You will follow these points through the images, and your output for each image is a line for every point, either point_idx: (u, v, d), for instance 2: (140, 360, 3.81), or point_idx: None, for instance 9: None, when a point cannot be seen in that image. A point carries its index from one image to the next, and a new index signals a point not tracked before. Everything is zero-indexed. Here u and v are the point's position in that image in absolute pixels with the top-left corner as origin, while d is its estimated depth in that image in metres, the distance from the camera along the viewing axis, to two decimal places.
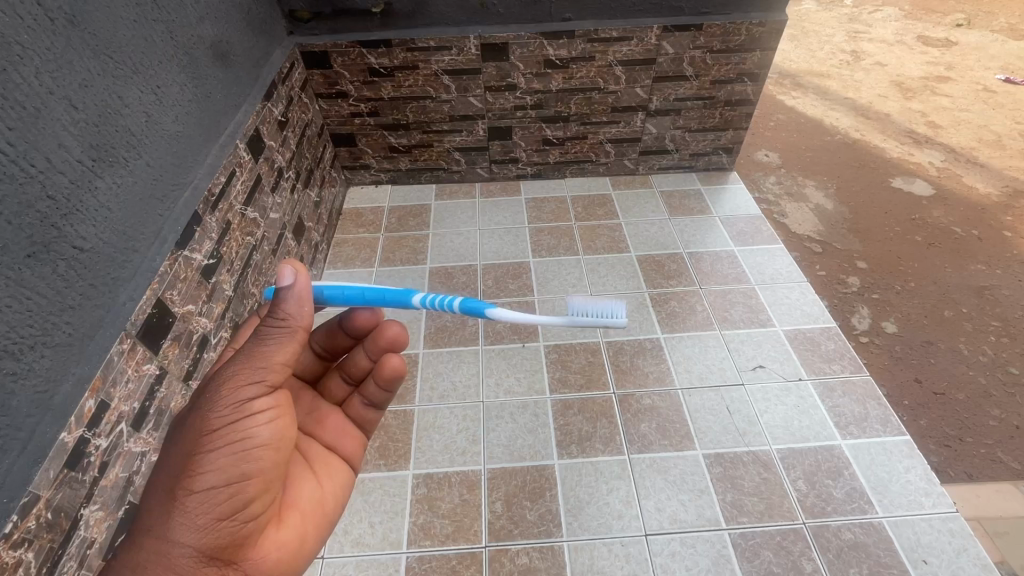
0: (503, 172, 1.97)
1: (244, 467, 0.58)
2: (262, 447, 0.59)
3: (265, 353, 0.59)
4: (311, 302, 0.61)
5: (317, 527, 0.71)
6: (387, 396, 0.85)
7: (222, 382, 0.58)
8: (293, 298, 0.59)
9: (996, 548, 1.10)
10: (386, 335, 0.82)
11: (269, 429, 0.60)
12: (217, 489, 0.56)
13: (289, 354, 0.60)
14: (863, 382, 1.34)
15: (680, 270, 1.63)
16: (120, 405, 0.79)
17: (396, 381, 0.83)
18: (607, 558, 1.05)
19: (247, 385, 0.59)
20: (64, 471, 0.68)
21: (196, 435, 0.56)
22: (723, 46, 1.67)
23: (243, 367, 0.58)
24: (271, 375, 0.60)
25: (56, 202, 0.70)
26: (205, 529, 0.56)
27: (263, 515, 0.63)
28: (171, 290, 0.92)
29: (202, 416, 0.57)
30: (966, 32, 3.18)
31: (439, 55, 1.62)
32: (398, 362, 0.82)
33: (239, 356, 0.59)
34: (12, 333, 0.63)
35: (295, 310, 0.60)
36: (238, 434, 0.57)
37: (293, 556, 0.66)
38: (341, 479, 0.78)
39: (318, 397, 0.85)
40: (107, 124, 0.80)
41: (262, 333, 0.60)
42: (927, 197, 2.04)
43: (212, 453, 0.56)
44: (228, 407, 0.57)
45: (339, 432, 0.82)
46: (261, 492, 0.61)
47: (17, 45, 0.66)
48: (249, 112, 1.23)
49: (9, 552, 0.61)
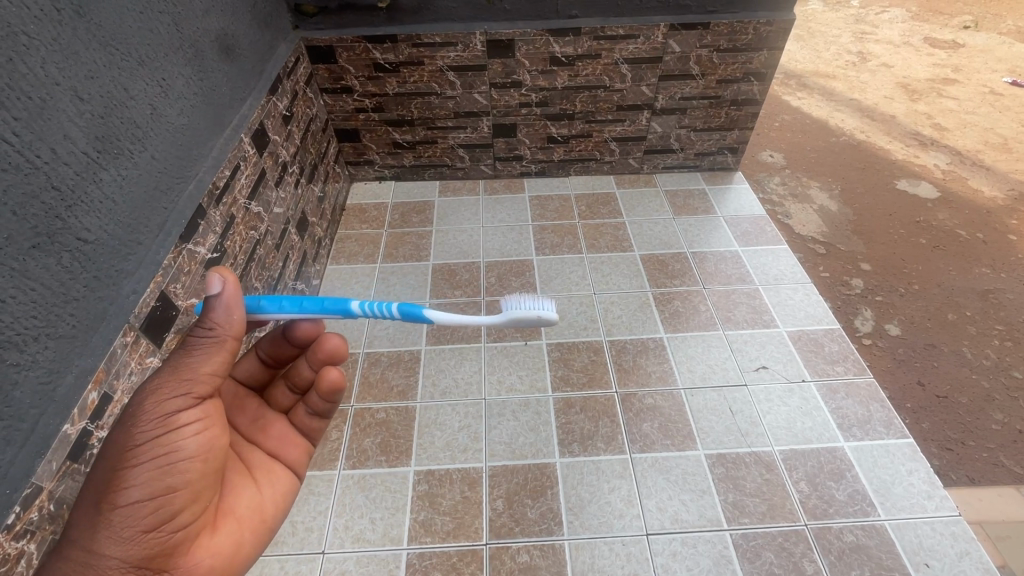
0: (508, 169, 1.97)
1: (171, 479, 0.58)
2: (189, 459, 0.60)
3: (191, 363, 0.61)
4: (241, 308, 0.64)
5: (255, 533, 0.70)
6: (330, 407, 0.83)
7: (144, 395, 0.58)
8: (221, 306, 0.62)
9: (997, 552, 1.09)
10: (326, 347, 0.81)
11: (195, 440, 0.61)
12: (142, 501, 0.56)
13: (216, 363, 0.63)
14: (866, 384, 1.33)
15: (683, 269, 1.62)
16: (124, 397, 0.79)
17: (337, 394, 0.81)
18: (607, 557, 1.05)
19: (173, 397, 0.60)
20: (67, 463, 0.68)
21: (119, 449, 0.56)
22: (730, 45, 1.66)
23: (167, 379, 0.59)
24: (197, 386, 0.61)
25: (61, 193, 0.70)
26: (131, 542, 0.55)
27: (194, 524, 0.62)
28: (175, 284, 0.91)
29: (125, 430, 0.57)
30: (972, 33, 3.16)
31: (445, 51, 1.61)
32: (336, 375, 0.80)
33: (162, 369, 0.60)
34: (16, 324, 0.63)
35: (223, 318, 0.63)
36: (164, 446, 0.58)
37: (228, 563, 0.65)
38: (283, 487, 0.77)
39: (262, 406, 0.84)
40: (112, 115, 0.80)
41: (189, 343, 0.62)
42: (931, 200, 2.03)
43: (137, 467, 0.56)
44: (151, 422, 0.58)
45: (282, 440, 0.81)
46: (190, 502, 0.61)
47: (24, 35, 0.66)
48: (254, 105, 1.23)
49: (10, 543, 0.61)
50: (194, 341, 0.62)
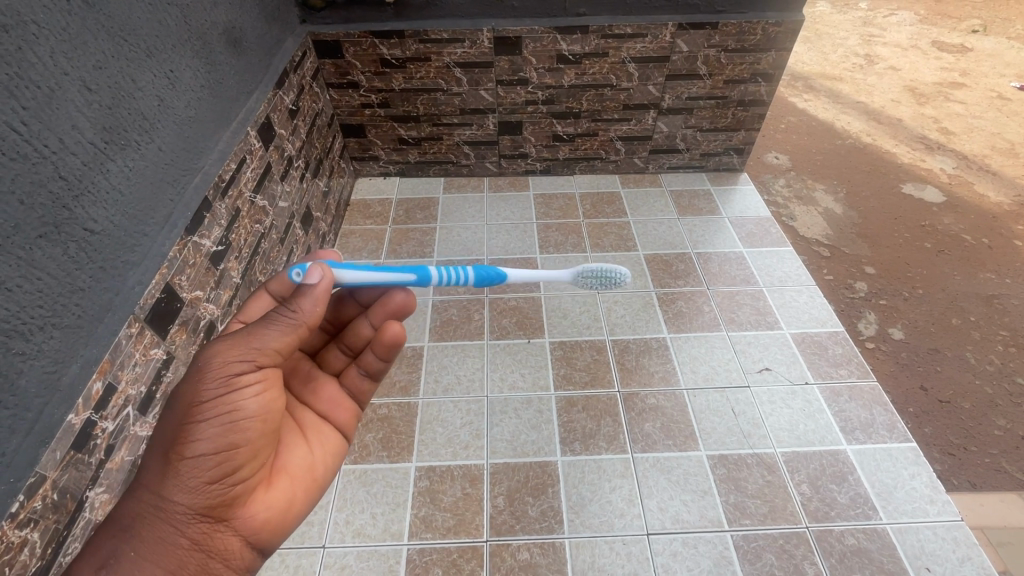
0: (512, 167, 1.97)
1: (232, 436, 0.59)
2: (251, 419, 0.60)
3: (265, 335, 0.61)
4: (327, 303, 0.64)
5: (308, 491, 0.71)
6: (383, 366, 0.83)
7: (212, 355, 0.59)
8: (311, 296, 0.63)
9: (999, 558, 1.09)
10: (390, 303, 0.82)
11: (256, 402, 0.61)
12: (205, 455, 0.58)
13: (284, 338, 0.62)
14: (870, 388, 1.33)
15: (688, 270, 1.62)
16: (127, 388, 0.79)
17: (394, 351, 0.81)
18: (607, 556, 1.05)
19: (240, 361, 0.60)
20: (70, 453, 0.68)
21: (187, 404, 0.58)
22: (738, 45, 1.66)
23: (236, 344, 0.60)
24: (263, 356, 0.61)
25: (68, 183, 0.70)
26: (195, 491, 0.58)
27: (252, 479, 0.64)
28: (180, 276, 0.91)
29: (194, 386, 0.58)
30: (981, 38, 3.15)
31: (452, 47, 1.61)
32: (397, 329, 0.79)
33: (235, 334, 0.61)
34: (22, 313, 0.63)
35: (308, 307, 0.63)
36: (227, 406, 0.59)
37: (281, 518, 0.67)
38: (333, 448, 0.77)
39: (315, 367, 0.84)
40: (120, 106, 0.80)
41: (269, 317, 0.62)
42: (937, 205, 2.03)
43: (202, 423, 0.58)
44: (216, 382, 0.58)
45: (332, 402, 0.81)
46: (248, 459, 0.62)
47: (33, 24, 0.66)
48: (261, 99, 1.23)
49: (15, 531, 0.61)
50: (272, 314, 0.62)
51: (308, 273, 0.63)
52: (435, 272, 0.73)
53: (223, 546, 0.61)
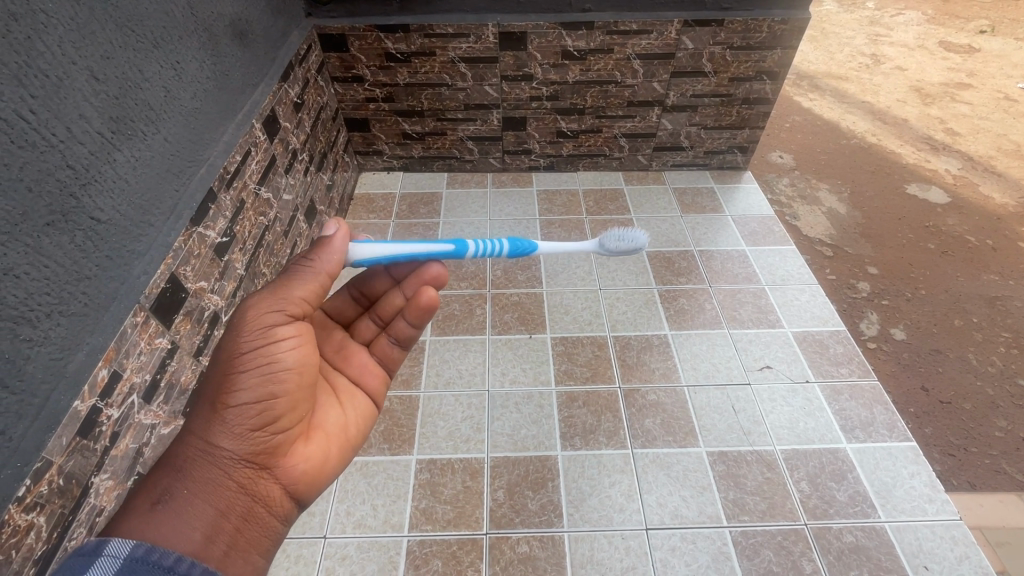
0: (516, 163, 1.96)
1: (274, 386, 0.63)
2: (289, 370, 0.65)
3: (292, 286, 0.67)
4: (347, 255, 0.72)
5: (341, 450, 0.73)
6: (413, 335, 0.87)
7: (249, 306, 0.64)
8: (331, 245, 0.70)
9: (997, 558, 1.09)
10: (423, 275, 0.84)
11: (293, 354, 0.65)
12: (249, 401, 0.61)
13: (309, 291, 0.68)
14: (871, 387, 1.33)
15: (690, 268, 1.62)
16: (132, 376, 0.80)
17: (425, 317, 0.85)
18: (606, 551, 1.06)
19: (273, 313, 0.65)
20: (75, 439, 0.69)
21: (230, 354, 0.62)
22: (744, 43, 1.65)
23: (268, 296, 0.65)
24: (294, 308, 0.67)
25: (76, 172, 0.71)
26: (241, 437, 0.60)
27: (292, 432, 0.66)
28: (185, 266, 0.92)
29: (234, 339, 0.63)
30: (989, 38, 3.13)
31: (457, 42, 1.61)
32: (431, 295, 0.83)
33: (264, 289, 0.66)
34: (30, 300, 0.64)
35: (327, 256, 0.70)
36: (266, 355, 0.63)
37: (319, 471, 0.68)
38: (364, 412, 0.80)
39: (345, 335, 0.87)
40: (127, 97, 0.80)
41: (293, 270, 0.68)
42: (942, 205, 2.02)
43: (245, 371, 0.61)
44: (255, 332, 0.63)
45: (362, 368, 0.84)
46: (289, 409, 0.65)
47: (42, 13, 0.66)
48: (266, 92, 1.23)
49: (21, 515, 0.61)
50: (295, 267, 0.69)
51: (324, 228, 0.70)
52: (473, 243, 0.76)
53: (266, 494, 0.61)
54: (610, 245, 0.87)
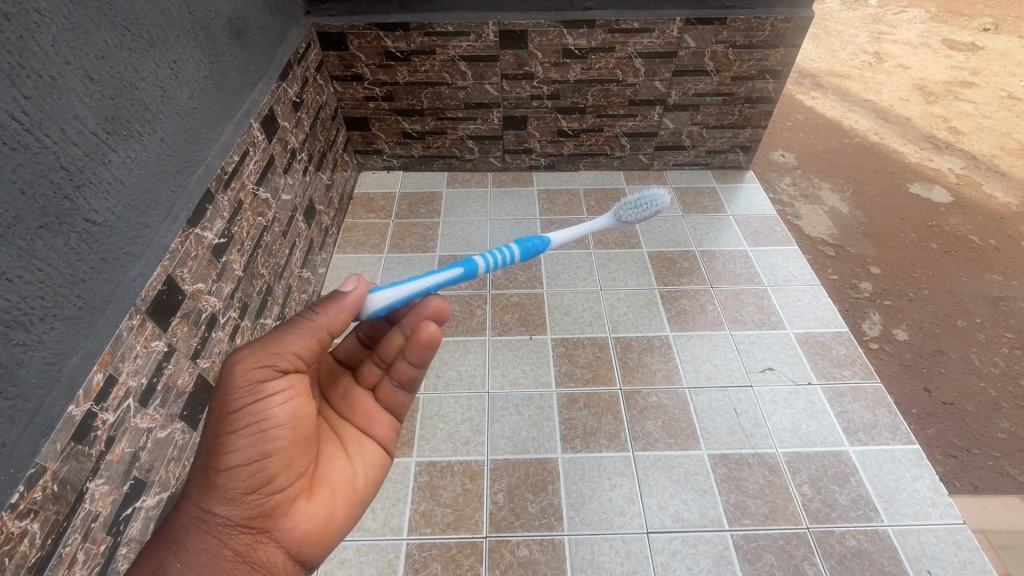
0: (516, 162, 1.95)
1: (266, 446, 0.62)
2: (281, 427, 0.63)
3: (284, 340, 0.65)
4: (355, 310, 0.69)
5: (349, 505, 0.71)
6: (416, 374, 0.80)
7: (236, 362, 0.62)
8: (337, 301, 0.68)
9: (1000, 562, 1.09)
10: (424, 309, 0.80)
11: (285, 410, 0.64)
12: (241, 465, 0.60)
13: (304, 342, 0.66)
14: (873, 389, 1.32)
15: (691, 268, 1.61)
16: (128, 379, 0.78)
17: (428, 356, 0.78)
18: (607, 554, 1.05)
19: (262, 369, 0.63)
20: (70, 444, 0.68)
21: (221, 415, 0.61)
22: (746, 41, 1.64)
23: (258, 350, 0.63)
24: (287, 360, 0.65)
25: (70, 173, 0.70)
26: (235, 502, 0.60)
27: (291, 491, 0.65)
28: (182, 268, 0.91)
29: (224, 399, 0.61)
30: (992, 36, 3.11)
31: (457, 40, 1.60)
32: (432, 329, 0.77)
33: (256, 342, 0.64)
34: (23, 303, 0.63)
35: (333, 312, 0.68)
36: (257, 414, 0.62)
37: (322, 530, 0.67)
38: (373, 462, 0.76)
39: (351, 381, 0.82)
40: (122, 97, 0.79)
41: (290, 323, 0.67)
42: (944, 205, 2.01)
43: (235, 433, 0.60)
44: (244, 391, 0.61)
45: (369, 415, 0.80)
46: (284, 467, 0.64)
47: (35, 12, 0.65)
48: (264, 91, 1.22)
49: (15, 521, 0.60)
50: (293, 320, 0.67)
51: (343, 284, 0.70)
52: (480, 258, 0.75)
53: (265, 558, 0.62)
54: (625, 214, 0.88)
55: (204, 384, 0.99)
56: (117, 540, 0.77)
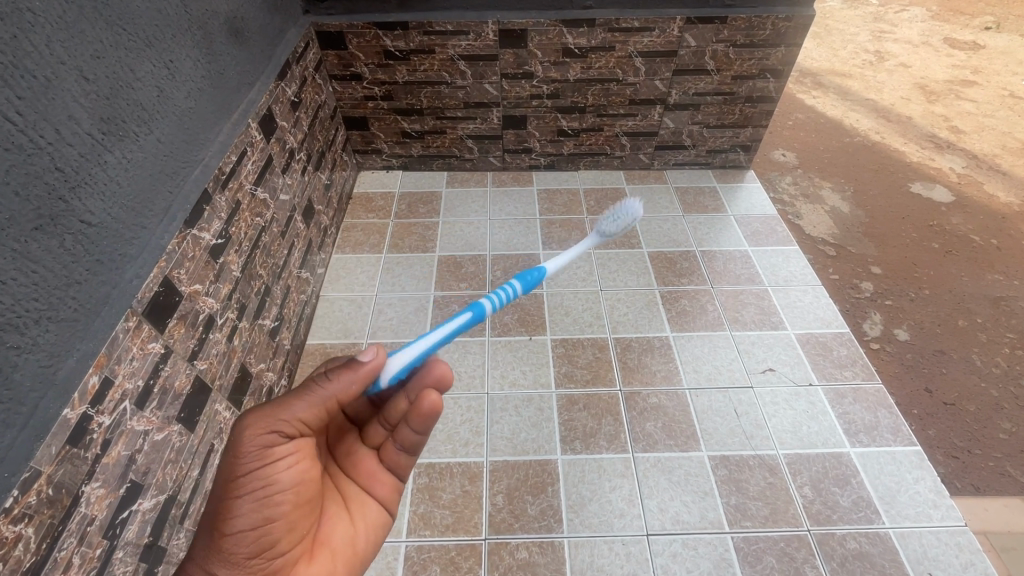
0: (516, 162, 1.95)
1: (270, 511, 0.61)
2: (285, 492, 0.63)
3: (293, 406, 0.63)
4: (366, 385, 0.65)
5: (347, 566, 0.70)
6: (419, 440, 0.75)
7: (245, 426, 0.61)
8: (350, 372, 0.64)
9: (1002, 564, 1.08)
10: (428, 374, 0.71)
11: (290, 475, 0.63)
12: (244, 531, 0.60)
13: (313, 410, 0.64)
14: (874, 390, 1.31)
15: (692, 268, 1.60)
16: (124, 382, 0.78)
17: (428, 425, 0.72)
18: (606, 557, 1.04)
19: (270, 435, 0.62)
20: (65, 448, 0.67)
21: (227, 478, 0.61)
22: (747, 40, 1.63)
23: (265, 415, 0.62)
24: (294, 426, 0.64)
25: (64, 174, 0.69)
26: (237, 566, 0.60)
27: (291, 553, 0.64)
28: (179, 269, 0.90)
29: (232, 462, 0.61)
30: (994, 35, 3.10)
31: (456, 39, 1.59)
32: (434, 398, 0.70)
33: (266, 406, 0.63)
34: (17, 306, 0.62)
35: (343, 381, 0.64)
36: (263, 480, 0.61)
37: None
38: (374, 522, 0.75)
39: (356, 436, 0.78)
40: (118, 97, 0.79)
41: (300, 388, 0.64)
42: (946, 204, 2.00)
43: (241, 498, 0.60)
44: (251, 457, 0.61)
45: (373, 474, 0.77)
46: (287, 532, 0.63)
47: (29, 12, 0.65)
48: (262, 91, 1.22)
49: (9, 526, 0.59)
50: (303, 385, 0.64)
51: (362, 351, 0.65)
52: (487, 301, 0.69)
53: None
54: (609, 229, 0.86)
55: (202, 386, 0.98)
56: (113, 543, 0.77)
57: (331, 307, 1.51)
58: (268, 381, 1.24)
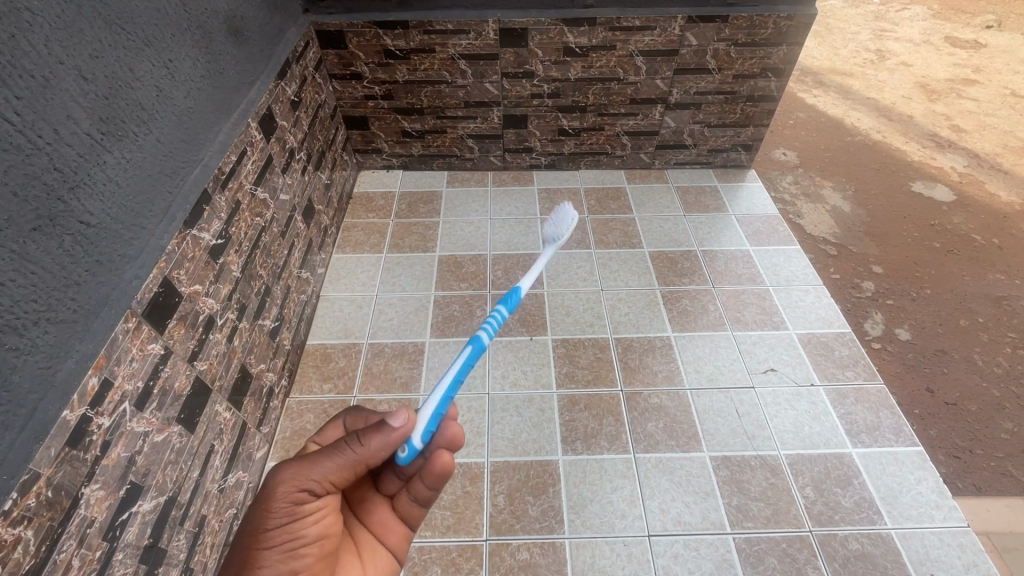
0: (517, 161, 1.94)
1: (294, 563, 0.61)
2: (310, 545, 0.63)
3: (324, 465, 0.62)
4: (393, 449, 0.63)
5: None
6: (432, 496, 0.73)
7: (278, 481, 0.61)
8: (382, 435, 0.62)
9: (1004, 565, 1.08)
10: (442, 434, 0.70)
11: (316, 529, 0.63)
12: None
13: (343, 470, 0.63)
14: (876, 391, 1.31)
15: (693, 268, 1.60)
16: (124, 383, 0.77)
17: (443, 481, 0.71)
18: (608, 558, 1.04)
19: (301, 491, 0.61)
20: (64, 449, 0.67)
21: (255, 529, 0.61)
22: (749, 39, 1.63)
23: (299, 472, 0.61)
24: (324, 484, 0.63)
25: (63, 175, 0.69)
26: None
27: None
28: (178, 270, 0.90)
29: (262, 514, 0.61)
30: (995, 33, 3.09)
31: (456, 38, 1.58)
32: (447, 459, 0.69)
33: (298, 461, 0.62)
34: (15, 307, 0.62)
35: (374, 444, 0.62)
36: (291, 534, 0.61)
37: None
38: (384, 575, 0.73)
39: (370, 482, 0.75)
40: (117, 97, 0.78)
41: (332, 447, 0.63)
42: (947, 203, 2.00)
43: (268, 550, 0.60)
44: (281, 512, 0.60)
45: (384, 523, 0.75)
46: None
47: (27, 11, 0.64)
48: (262, 90, 1.21)
49: (9, 529, 0.59)
50: (336, 444, 0.63)
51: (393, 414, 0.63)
52: (483, 331, 0.70)
53: None
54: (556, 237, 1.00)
55: (202, 387, 0.98)
56: (113, 545, 0.77)
57: (331, 307, 1.51)
58: (269, 381, 1.23)
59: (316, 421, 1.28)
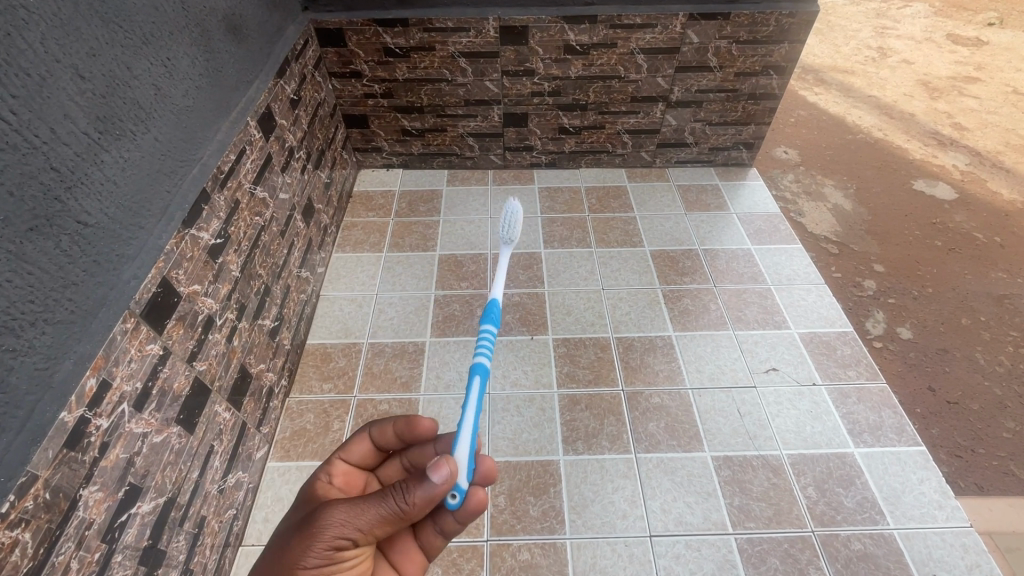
0: (517, 159, 1.94)
1: None
2: None
3: (369, 517, 0.60)
4: (432, 504, 0.60)
5: None
6: (459, 529, 0.71)
7: (326, 523, 0.59)
8: (427, 494, 0.59)
9: (1007, 565, 1.07)
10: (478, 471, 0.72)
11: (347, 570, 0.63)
12: None
13: (385, 524, 0.60)
14: (879, 390, 1.30)
15: (695, 267, 1.59)
16: (122, 384, 0.77)
17: (474, 518, 0.68)
18: (609, 558, 1.04)
19: (342, 537, 0.60)
20: (63, 451, 0.66)
21: (291, 565, 0.59)
22: (750, 37, 1.62)
23: (345, 520, 0.59)
24: (364, 535, 0.61)
25: (60, 174, 0.68)
26: None
27: None
28: (177, 270, 0.89)
29: (299, 552, 0.59)
30: (997, 31, 3.08)
31: (457, 36, 1.58)
32: (481, 496, 0.66)
33: (347, 505, 0.60)
34: (12, 308, 0.62)
35: (418, 503, 0.59)
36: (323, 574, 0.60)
37: None
38: None
39: None
40: (114, 95, 0.77)
41: (379, 498, 0.60)
42: (949, 202, 1.99)
43: None
44: (319, 554, 0.59)
45: (404, 551, 0.72)
46: None
47: (22, 9, 0.63)
48: (261, 88, 1.20)
49: (6, 531, 0.59)
50: (385, 497, 0.60)
51: (434, 467, 0.60)
52: (481, 356, 0.72)
53: None
54: (508, 235, 1.01)
55: (201, 387, 0.98)
56: (112, 547, 0.76)
57: (331, 307, 1.50)
58: (269, 382, 1.23)
59: (316, 421, 1.27)
